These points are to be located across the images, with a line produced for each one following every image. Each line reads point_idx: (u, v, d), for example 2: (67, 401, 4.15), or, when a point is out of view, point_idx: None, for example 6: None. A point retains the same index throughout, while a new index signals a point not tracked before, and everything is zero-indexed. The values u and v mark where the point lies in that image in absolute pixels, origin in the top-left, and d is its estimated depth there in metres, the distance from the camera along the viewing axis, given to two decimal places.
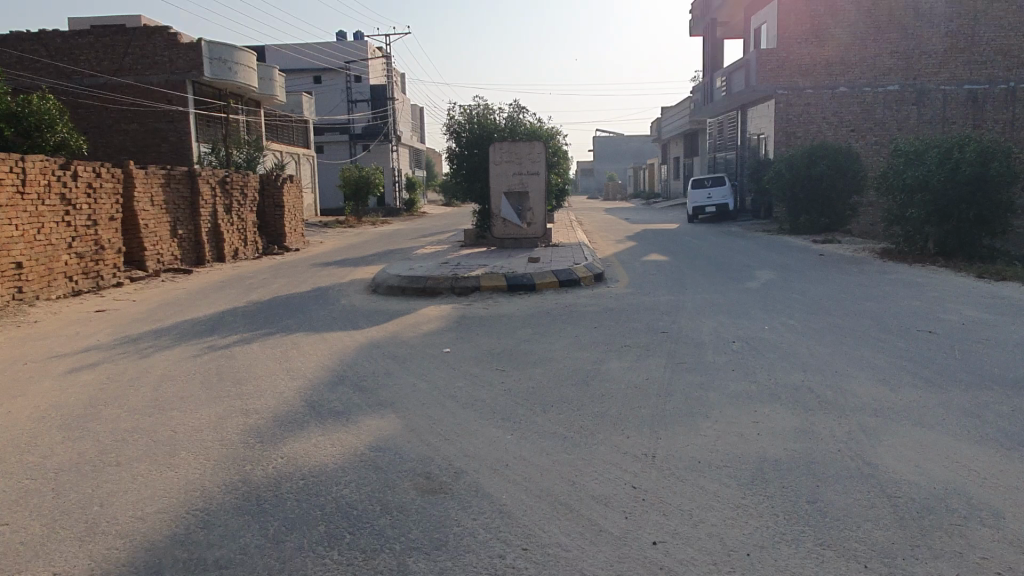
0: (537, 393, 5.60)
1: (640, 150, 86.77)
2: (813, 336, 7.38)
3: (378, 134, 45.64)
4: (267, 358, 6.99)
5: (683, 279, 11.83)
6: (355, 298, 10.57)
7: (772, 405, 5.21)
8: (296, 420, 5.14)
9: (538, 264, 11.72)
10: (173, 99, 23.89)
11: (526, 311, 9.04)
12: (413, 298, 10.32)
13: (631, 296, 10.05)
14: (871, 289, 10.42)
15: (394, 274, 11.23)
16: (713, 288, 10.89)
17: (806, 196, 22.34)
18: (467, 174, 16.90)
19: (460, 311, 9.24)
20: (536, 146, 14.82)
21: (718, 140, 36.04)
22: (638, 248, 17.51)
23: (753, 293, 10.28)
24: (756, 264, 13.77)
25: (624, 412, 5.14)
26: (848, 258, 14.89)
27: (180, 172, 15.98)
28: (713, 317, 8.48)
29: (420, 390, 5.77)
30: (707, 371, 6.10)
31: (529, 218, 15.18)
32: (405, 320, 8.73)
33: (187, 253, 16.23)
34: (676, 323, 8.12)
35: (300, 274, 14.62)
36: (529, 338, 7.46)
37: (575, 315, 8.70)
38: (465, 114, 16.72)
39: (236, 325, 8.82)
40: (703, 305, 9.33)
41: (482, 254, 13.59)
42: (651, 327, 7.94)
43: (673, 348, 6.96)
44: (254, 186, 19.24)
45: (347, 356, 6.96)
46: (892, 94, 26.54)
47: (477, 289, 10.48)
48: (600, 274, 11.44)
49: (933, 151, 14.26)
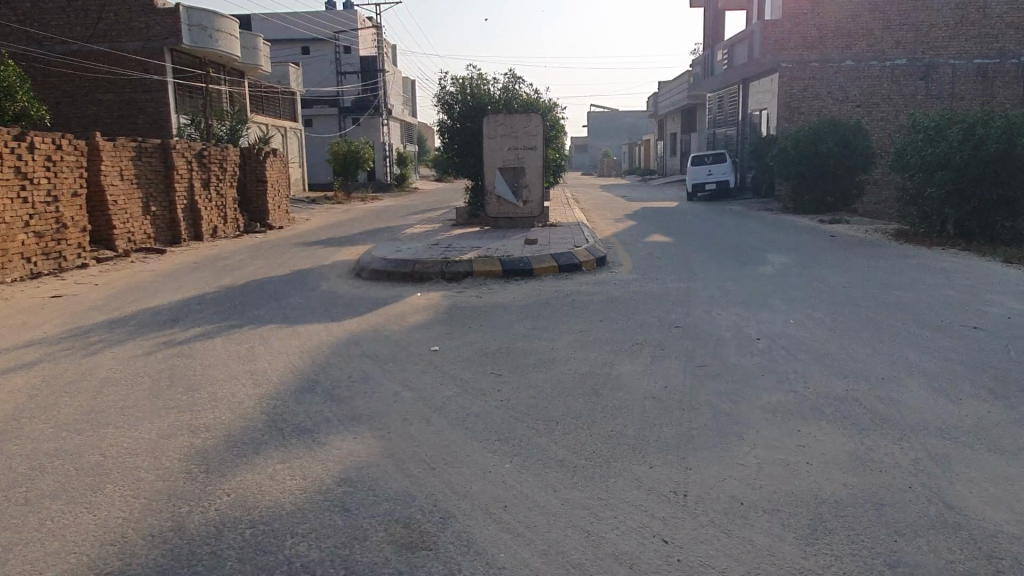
0: (540, 406, 4.79)
1: (635, 126, 85.49)
2: (846, 333, 6.58)
3: (368, 108, 44.50)
4: (229, 357, 6.13)
5: (691, 264, 11.00)
6: (336, 284, 9.69)
7: (817, 424, 4.41)
8: (252, 441, 4.30)
9: (535, 246, 10.86)
10: (150, 68, 22.75)
11: (524, 301, 8.20)
12: (399, 284, 9.44)
13: (638, 284, 9.22)
14: (896, 276, 9.62)
15: (380, 258, 10.34)
16: (724, 274, 10.06)
17: (811, 174, 21.48)
18: (460, 148, 15.94)
19: (451, 300, 8.39)
20: (533, 119, 13.92)
21: (717, 115, 35.06)
22: (639, 228, 16.61)
23: (769, 281, 9.47)
24: (767, 247, 12.95)
25: (643, 431, 4.32)
26: (861, 240, 14.07)
27: (152, 144, 14.98)
28: (731, 309, 7.66)
29: (401, 402, 4.94)
30: (735, 377, 5.30)
31: (525, 195, 14.29)
32: (389, 310, 7.87)
33: (161, 231, 15.28)
34: (691, 316, 7.31)
35: (280, 254, 13.71)
36: (528, 334, 6.63)
37: (578, 306, 7.86)
38: (458, 84, 15.76)
39: (200, 315, 7.93)
40: (718, 294, 8.52)
41: (474, 235, 12.71)
42: (664, 321, 7.11)
43: (690, 347, 6.14)
44: (233, 160, 18.22)
45: (321, 355, 6.12)
46: (900, 68, 25.56)
47: (469, 274, 9.60)
48: (602, 257, 10.59)
49: (955, 126, 13.36)
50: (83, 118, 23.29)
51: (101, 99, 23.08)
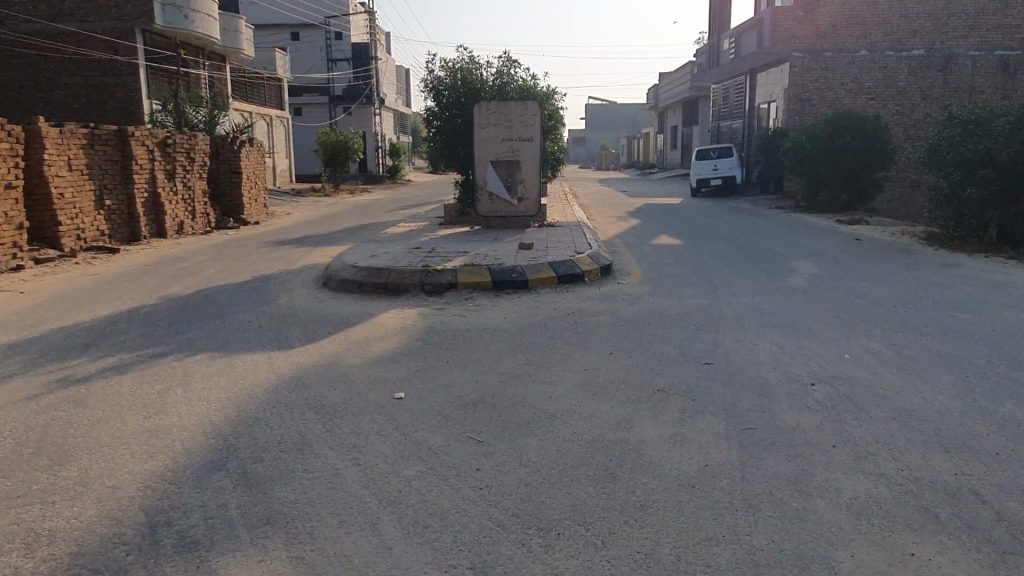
0: (538, 501, 3.39)
1: (634, 119, 83.81)
2: (922, 376, 5.19)
3: (360, 96, 43.15)
4: (130, 405, 4.72)
5: (708, 273, 9.61)
6: (297, 296, 8.28)
7: (937, 544, 3.02)
8: (107, 566, 2.91)
9: (531, 253, 9.44)
10: (119, 49, 21.25)
11: (517, 323, 6.80)
12: (370, 297, 8.03)
13: (652, 299, 7.83)
14: (951, 292, 8.23)
15: (350, 264, 8.92)
16: (748, 286, 8.67)
17: (826, 170, 19.98)
18: (448, 139, 14.49)
19: (428, 320, 6.99)
20: (529, 106, 12.53)
21: (722, 107, 33.63)
22: (644, 228, 15.18)
23: (803, 296, 8.09)
24: (789, 252, 11.54)
25: (686, 557, 2.94)
26: (890, 245, 12.68)
27: (107, 131, 13.54)
28: (769, 337, 6.28)
29: (341, 490, 3.53)
30: (799, 450, 3.91)
31: (520, 192, 12.89)
32: (352, 335, 6.46)
33: (118, 228, 13.84)
34: (722, 348, 5.92)
35: (246, 255, 12.29)
36: (520, 374, 5.24)
37: (582, 331, 6.47)
38: (447, 68, 14.32)
39: (122, 338, 6.51)
40: (746, 314, 7.14)
41: (462, 237, 11.27)
42: (689, 356, 5.70)
43: (729, 397, 4.75)
44: (203, 149, 16.75)
45: (252, 404, 4.71)
46: (917, 59, 24.11)
47: (453, 286, 8.18)
48: (607, 266, 9.21)
49: (1000, 120, 12.00)
50: (48, 104, 21.75)
51: (69, 83, 21.59)
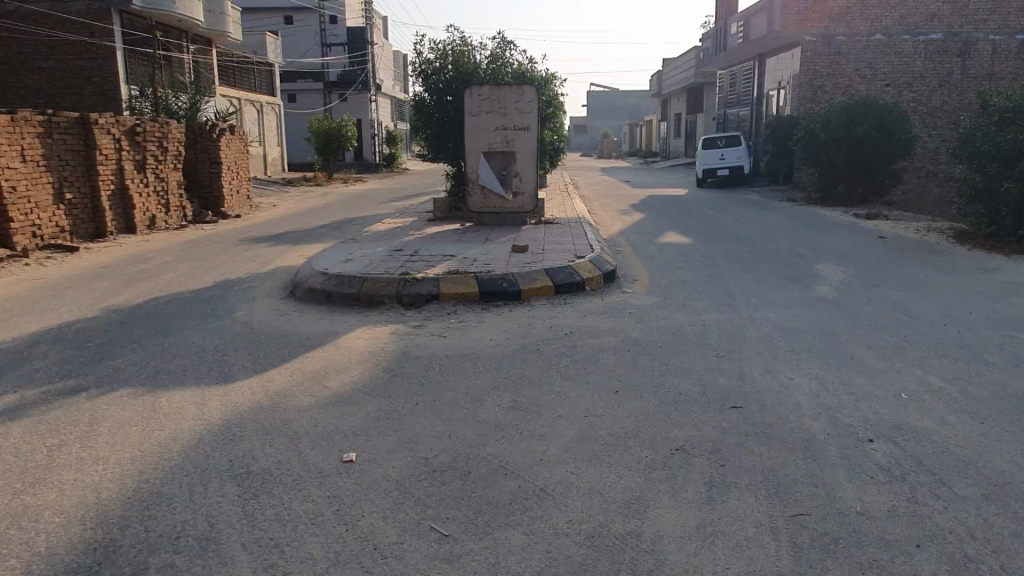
0: None
1: (636, 107, 82.44)
2: (1006, 427, 4.16)
3: (355, 82, 41.95)
4: (6, 469, 3.71)
5: (723, 279, 8.57)
6: (257, 309, 7.25)
7: None
8: None
9: (525, 257, 8.40)
10: (95, 31, 20.17)
11: (506, 347, 5.78)
12: (340, 311, 7.00)
13: (663, 316, 6.80)
14: (1002, 305, 7.20)
15: (320, 270, 7.89)
16: (772, 297, 7.63)
17: (841, 161, 18.86)
18: (439, 127, 13.39)
19: (402, 342, 5.97)
20: (526, 92, 11.47)
21: (729, 93, 32.46)
22: (650, 223, 14.13)
23: (836, 310, 7.05)
24: (810, 253, 10.49)
25: None
26: (919, 245, 11.62)
27: (67, 119, 12.49)
28: (805, 368, 5.26)
29: None
30: (871, 557, 2.91)
31: (516, 185, 11.83)
32: (309, 364, 5.44)
33: (81, 223, 12.80)
34: (751, 384, 4.89)
35: (216, 255, 11.26)
36: (507, 424, 4.23)
37: (582, 360, 5.45)
38: (437, 49, 13.19)
39: (37, 365, 5.50)
40: (774, 336, 6.11)
41: (450, 237, 10.22)
42: (713, 397, 4.67)
43: (769, 460, 3.74)
44: (178, 137, 15.66)
45: (159, 471, 3.69)
46: (935, 44, 22.87)
47: (435, 298, 7.13)
48: (611, 272, 8.20)
49: None
50: (22, 89, 20.62)
51: (41, 67, 20.46)
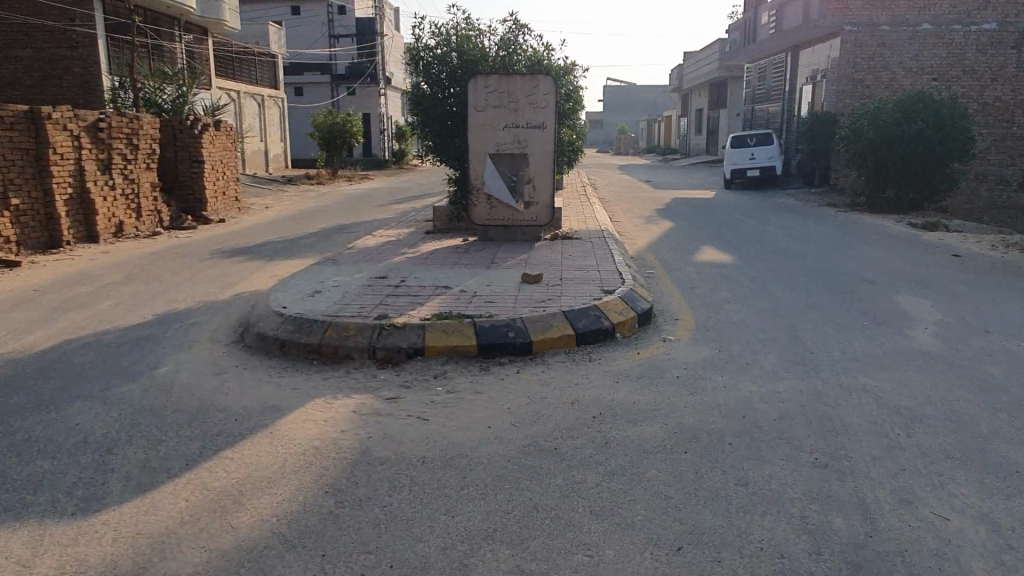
0: None
1: (654, 102, 80.33)
2: None
3: (363, 75, 40.33)
4: None
5: (786, 318, 6.80)
6: (190, 362, 5.58)
7: None
8: None
9: (539, 292, 6.70)
10: (76, 17, 18.61)
11: (509, 443, 4.06)
12: (295, 369, 5.32)
13: (725, 383, 5.03)
14: None
15: (277, 308, 6.21)
16: (858, 349, 5.86)
17: (891, 162, 16.91)
18: (440, 124, 11.68)
19: (365, 431, 4.25)
20: (541, 83, 9.75)
21: (756, 88, 30.57)
22: (681, 235, 12.37)
23: (952, 374, 5.27)
24: (880, 279, 8.71)
25: None
26: (1004, 266, 9.77)
27: (15, 112, 10.90)
28: (957, 495, 3.50)
29: None
30: None
31: (527, 194, 10.13)
32: (224, 471, 3.74)
33: (32, 231, 11.22)
34: (887, 534, 3.15)
35: (175, 273, 9.62)
36: None
37: (621, 471, 3.71)
38: (439, 34, 11.46)
39: None
40: (886, 423, 4.36)
41: (450, 258, 8.51)
42: (838, 566, 2.91)
43: None
44: (151, 132, 13.97)
45: None
46: (988, 34, 20.83)
47: (419, 352, 5.43)
48: (647, 311, 6.47)
49: None
50: None
51: (19, 55, 18.91)
